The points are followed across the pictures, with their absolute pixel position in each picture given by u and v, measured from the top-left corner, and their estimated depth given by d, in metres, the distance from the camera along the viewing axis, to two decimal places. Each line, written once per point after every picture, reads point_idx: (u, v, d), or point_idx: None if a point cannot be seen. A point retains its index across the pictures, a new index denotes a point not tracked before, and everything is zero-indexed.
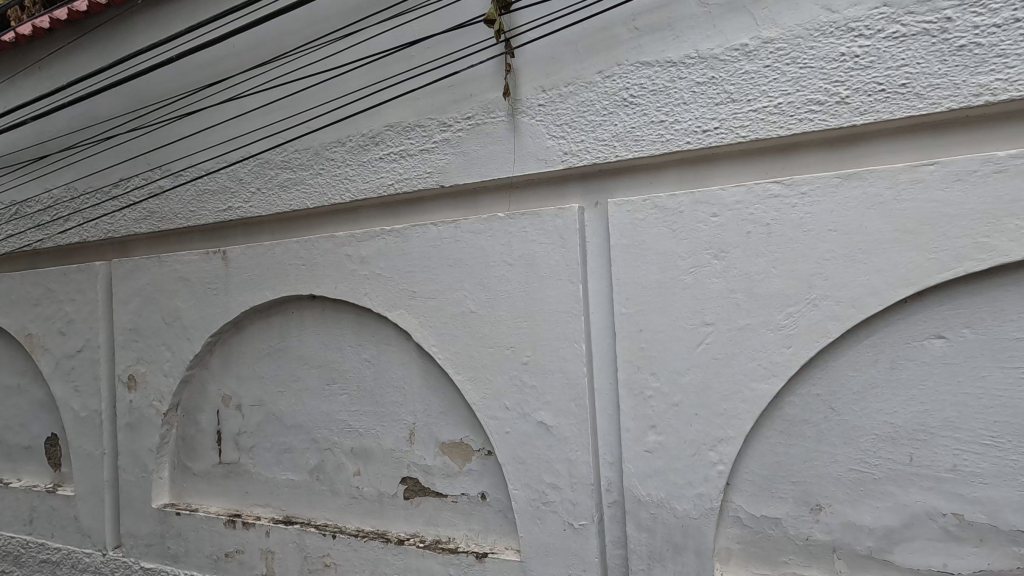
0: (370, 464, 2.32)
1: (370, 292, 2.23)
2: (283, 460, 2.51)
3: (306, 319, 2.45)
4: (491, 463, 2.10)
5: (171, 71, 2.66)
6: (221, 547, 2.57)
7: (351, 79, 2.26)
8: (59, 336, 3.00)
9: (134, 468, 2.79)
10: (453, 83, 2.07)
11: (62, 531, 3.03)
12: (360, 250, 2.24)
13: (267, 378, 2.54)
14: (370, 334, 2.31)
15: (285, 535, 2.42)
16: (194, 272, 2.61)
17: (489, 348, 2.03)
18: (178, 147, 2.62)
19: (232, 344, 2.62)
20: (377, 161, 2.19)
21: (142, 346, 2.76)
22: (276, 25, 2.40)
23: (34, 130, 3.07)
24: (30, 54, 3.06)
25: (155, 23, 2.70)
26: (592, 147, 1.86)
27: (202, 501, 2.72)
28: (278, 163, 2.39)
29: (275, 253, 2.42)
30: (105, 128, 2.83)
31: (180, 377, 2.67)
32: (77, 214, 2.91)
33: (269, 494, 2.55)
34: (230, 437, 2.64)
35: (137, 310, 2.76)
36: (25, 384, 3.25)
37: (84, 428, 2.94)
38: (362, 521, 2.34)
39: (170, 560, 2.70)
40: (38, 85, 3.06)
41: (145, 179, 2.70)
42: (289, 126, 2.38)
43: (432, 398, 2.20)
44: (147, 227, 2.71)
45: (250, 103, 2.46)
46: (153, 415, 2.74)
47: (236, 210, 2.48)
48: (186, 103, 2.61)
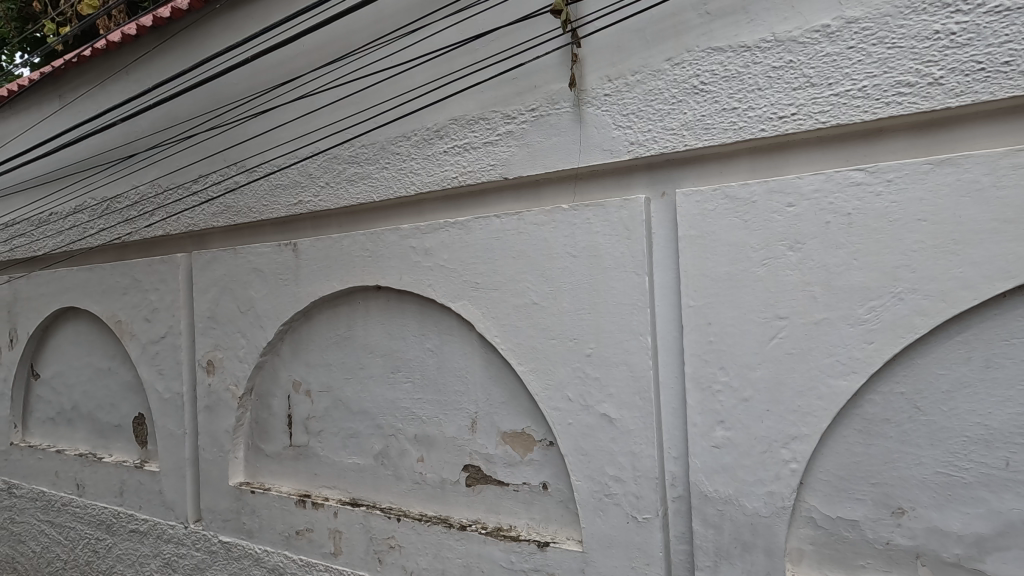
0: (433, 451, 2.38)
1: (434, 283, 2.28)
2: (350, 444, 2.61)
3: (372, 309, 2.53)
4: (553, 454, 2.11)
5: (246, 71, 2.79)
6: (292, 525, 2.69)
7: (417, 74, 2.30)
8: (145, 323, 3.22)
9: (213, 447, 2.97)
10: (518, 75, 2.08)
11: (148, 504, 3.26)
12: (425, 242, 2.29)
13: (334, 365, 2.64)
14: (434, 324, 2.37)
15: (352, 517, 2.52)
16: (267, 263, 2.74)
17: (552, 339, 2.04)
18: (252, 144, 2.76)
19: (302, 332, 2.73)
20: (442, 154, 2.23)
21: (219, 333, 2.92)
22: (344, 24, 2.48)
23: (122, 131, 3.29)
24: (119, 60, 3.28)
25: (231, 26, 2.83)
26: (660, 136, 1.82)
27: (274, 481, 2.86)
28: (346, 158, 2.47)
29: (342, 245, 2.51)
30: (185, 128, 3.01)
31: (254, 363, 2.82)
32: (161, 209, 3.11)
33: (336, 476, 2.66)
34: (300, 421, 2.77)
35: (214, 300, 2.93)
36: (114, 367, 3.51)
37: (167, 409, 3.15)
38: (425, 507, 2.41)
39: (245, 535, 2.86)
40: (125, 89, 3.28)
41: (222, 175, 2.85)
42: (356, 121, 2.45)
43: (494, 388, 2.23)
44: (224, 221, 2.86)
45: (320, 101, 2.55)
46: (229, 398, 2.90)
47: (306, 204, 2.58)
48: (260, 101, 2.74)
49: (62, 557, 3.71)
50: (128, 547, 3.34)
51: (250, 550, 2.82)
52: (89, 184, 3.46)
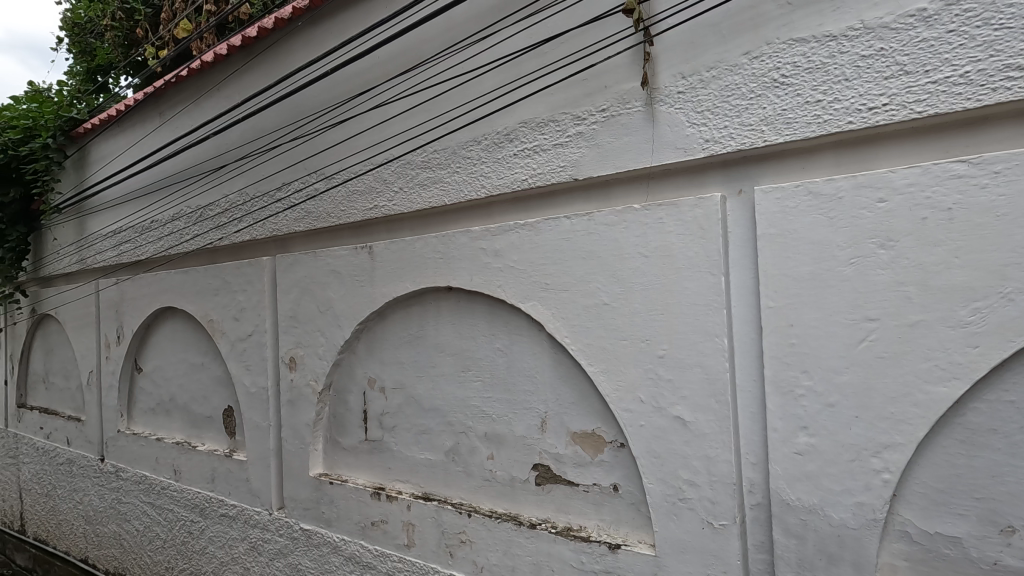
0: (503, 449, 2.42)
1: (504, 284, 2.32)
2: (421, 440, 2.70)
3: (442, 309, 2.60)
4: (624, 455, 2.10)
5: (325, 84, 2.95)
6: (368, 516, 2.81)
7: (487, 79, 2.36)
8: (234, 322, 3.46)
9: (295, 439, 3.15)
10: (588, 76, 2.09)
11: (236, 491, 3.49)
12: (495, 244, 2.34)
13: (407, 364, 2.74)
14: (503, 324, 2.41)
15: (424, 510, 2.60)
16: (344, 265, 2.88)
17: (623, 340, 2.02)
18: (331, 153, 2.91)
19: (376, 331, 2.85)
20: (511, 157, 2.27)
21: (300, 332, 3.09)
22: (417, 35, 2.58)
23: (214, 144, 3.55)
24: (212, 78, 3.54)
25: (312, 42, 3.00)
26: (737, 133, 1.78)
27: (351, 473, 3.00)
28: (419, 163, 2.56)
29: (415, 247, 2.60)
30: (270, 140, 3.21)
31: (332, 360, 2.96)
32: (248, 215, 3.33)
33: (409, 471, 2.75)
34: (375, 416, 2.89)
35: (296, 300, 3.10)
36: (206, 362, 3.79)
37: (253, 402, 3.37)
38: (495, 504, 2.45)
39: (324, 523, 3.01)
40: (217, 105, 3.54)
41: (304, 183, 3.03)
42: (429, 128, 2.54)
43: (564, 388, 2.24)
44: (305, 225, 3.03)
45: (394, 109, 2.66)
46: (309, 393, 3.07)
47: (381, 208, 2.69)
48: (338, 112, 2.88)
49: (161, 536, 4.04)
50: (218, 530, 3.60)
51: (329, 538, 2.96)
52: (186, 193, 3.75)
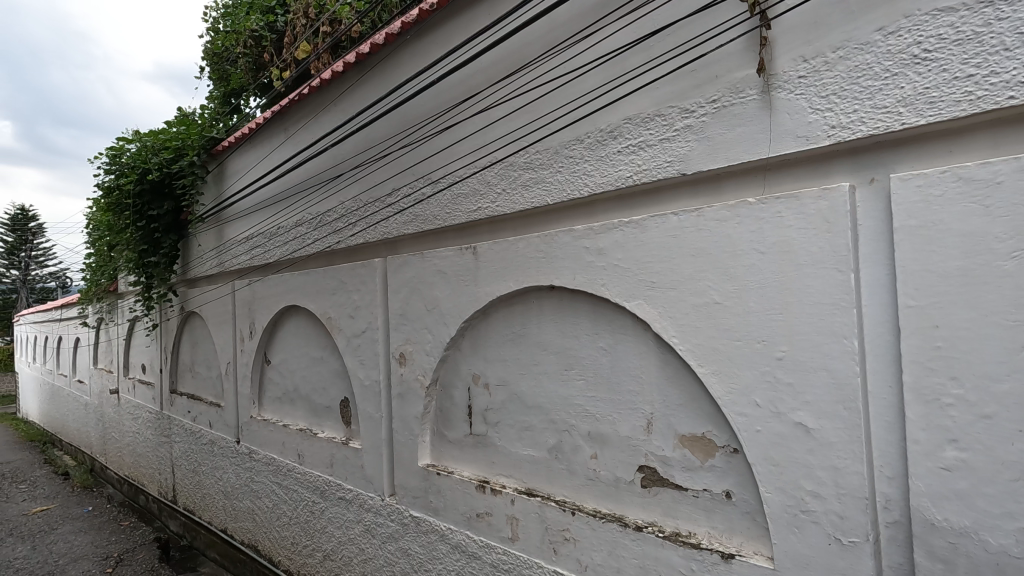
0: (607, 449, 2.40)
1: (608, 282, 2.30)
2: (525, 437, 2.74)
3: (545, 308, 2.64)
4: (738, 461, 2.00)
5: (431, 93, 3.09)
6: (473, 508, 2.90)
7: (591, 78, 2.35)
8: (349, 319, 3.73)
9: (404, 431, 3.33)
10: (697, 67, 2.02)
11: (352, 476, 3.76)
12: (598, 243, 2.33)
13: (510, 361, 2.80)
14: (607, 323, 2.39)
15: (527, 505, 2.64)
16: (450, 266, 3.00)
17: (737, 341, 1.93)
18: (437, 158, 3.04)
19: (480, 329, 2.94)
20: (615, 154, 2.25)
21: (409, 329, 3.27)
22: (520, 39, 2.63)
23: (331, 155, 3.85)
24: (329, 94, 3.84)
25: (419, 53, 3.16)
26: (869, 117, 1.63)
27: (457, 465, 3.12)
28: (521, 165, 2.61)
29: (517, 247, 2.65)
30: (381, 148, 3.42)
31: (439, 356, 3.10)
32: (362, 220, 3.57)
33: (512, 466, 2.81)
34: (479, 412, 2.98)
35: (405, 299, 3.28)
36: (326, 356, 4.12)
37: (367, 394, 3.61)
38: (599, 503, 2.43)
39: (431, 512, 3.15)
40: (334, 118, 3.83)
41: (412, 188, 3.19)
42: (531, 130, 2.58)
43: (671, 389, 2.18)
44: (413, 228, 3.19)
45: (497, 113, 2.73)
46: (418, 387, 3.23)
47: (485, 210, 2.78)
48: (443, 119, 3.01)
49: (287, 514, 4.44)
50: (337, 512, 3.89)
51: (436, 526, 3.10)
52: (308, 201, 4.10)
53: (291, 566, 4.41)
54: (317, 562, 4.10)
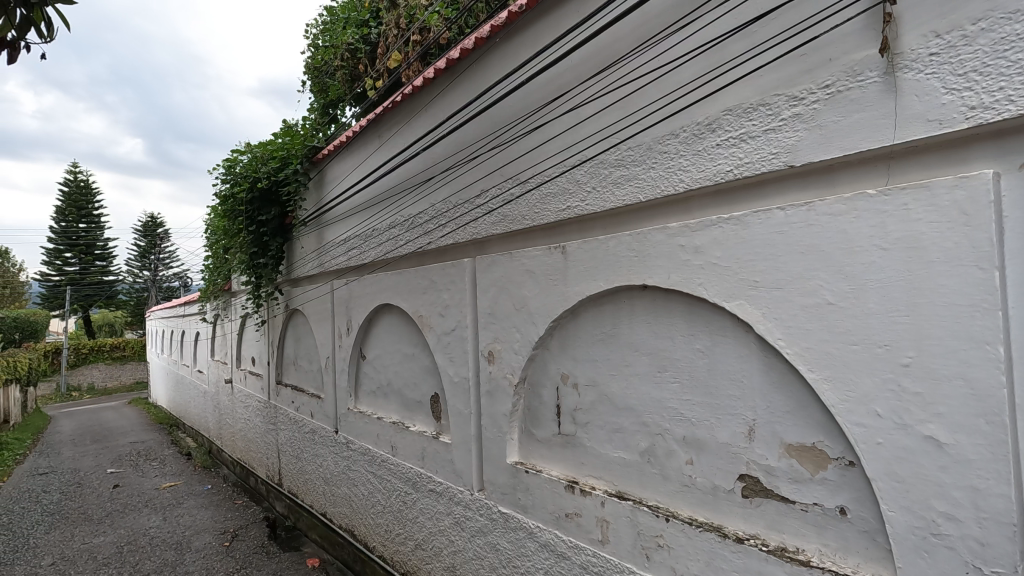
0: (703, 454, 2.30)
1: (705, 282, 2.20)
2: (615, 439, 2.69)
3: (637, 308, 2.57)
4: (854, 475, 1.85)
5: (519, 94, 3.12)
6: (562, 508, 2.89)
7: (687, 69, 2.28)
8: (440, 317, 3.84)
9: (493, 427, 3.38)
10: (808, 51, 1.90)
11: (442, 470, 3.88)
12: (695, 240, 2.23)
13: (600, 362, 2.77)
14: (704, 324, 2.29)
15: (618, 508, 2.58)
16: (538, 265, 3.01)
17: (854, 345, 1.78)
18: (526, 159, 3.07)
19: (569, 329, 2.93)
20: (714, 148, 2.16)
21: (498, 328, 3.31)
22: (611, 35, 2.60)
23: (422, 159, 4.00)
24: (420, 100, 3.98)
25: (508, 55, 3.21)
26: (1018, 94, 1.45)
27: (545, 464, 3.12)
28: (612, 162, 2.57)
29: (608, 246, 2.61)
30: (471, 151, 3.50)
31: (528, 355, 3.12)
32: (452, 221, 3.68)
33: (602, 467, 2.77)
34: (568, 411, 2.97)
35: (494, 298, 3.33)
36: (417, 352, 4.28)
37: (457, 391, 3.70)
38: (695, 511, 2.34)
39: (520, 509, 3.18)
40: (425, 123, 3.97)
41: (501, 189, 3.24)
42: (623, 126, 2.53)
43: (776, 394, 2.06)
44: (501, 228, 3.24)
45: (588, 111, 2.71)
46: (507, 385, 3.26)
47: (575, 209, 2.76)
48: (531, 119, 3.03)
49: (381, 502, 4.66)
50: (428, 503, 4.03)
51: (525, 524, 3.12)
52: (401, 204, 4.28)
53: (385, 552, 4.63)
54: (410, 551, 4.27)
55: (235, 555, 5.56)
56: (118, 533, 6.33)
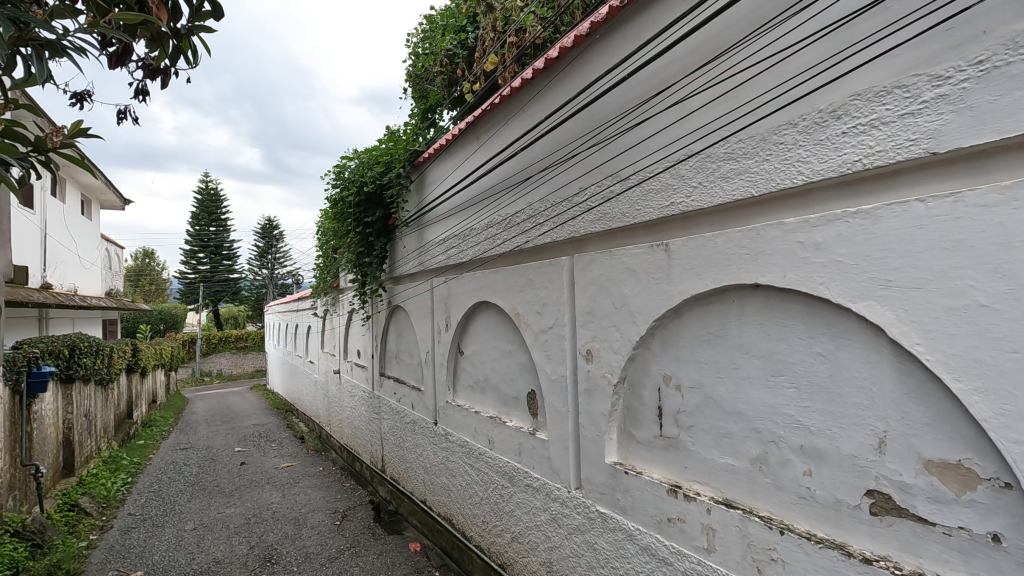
0: (824, 466, 2.14)
1: (828, 281, 2.04)
2: (722, 444, 2.58)
3: (748, 307, 2.45)
4: (1011, 499, 1.64)
5: (620, 90, 3.09)
6: (664, 511, 2.81)
7: (808, 54, 2.14)
8: (537, 315, 3.88)
9: (592, 426, 3.37)
10: (955, 25, 1.71)
11: (539, 466, 3.92)
12: (815, 236, 2.09)
13: (706, 363, 2.67)
14: (825, 325, 2.14)
15: (726, 517, 2.47)
16: (639, 263, 2.95)
17: (1011, 353, 1.58)
18: (627, 156, 3.03)
19: (672, 328, 2.85)
20: (839, 136, 2.01)
21: (596, 326, 3.29)
22: (721, 22, 2.49)
23: (520, 159, 4.07)
24: (518, 101, 4.05)
25: (608, 51, 3.17)
26: None
27: (645, 466, 3.06)
28: (721, 156, 2.47)
29: (715, 243, 2.50)
30: (569, 150, 3.51)
31: (628, 355, 3.06)
32: (549, 220, 3.71)
33: (708, 473, 2.66)
34: (671, 413, 2.89)
35: (592, 297, 3.31)
36: (514, 349, 4.36)
37: (554, 388, 3.72)
38: (814, 526, 2.18)
39: (619, 510, 3.14)
40: (523, 123, 4.03)
41: (601, 187, 3.22)
42: (733, 118, 2.43)
43: (913, 404, 1.87)
44: (600, 226, 3.22)
45: (694, 104, 2.62)
46: (606, 385, 3.23)
47: (679, 205, 2.68)
48: (633, 115, 2.98)
49: (479, 494, 4.80)
50: (524, 498, 4.10)
51: (624, 525, 3.08)
52: (499, 204, 4.38)
53: (482, 542, 4.77)
54: (506, 543, 4.36)
55: (345, 534, 5.98)
56: (246, 506, 7.03)
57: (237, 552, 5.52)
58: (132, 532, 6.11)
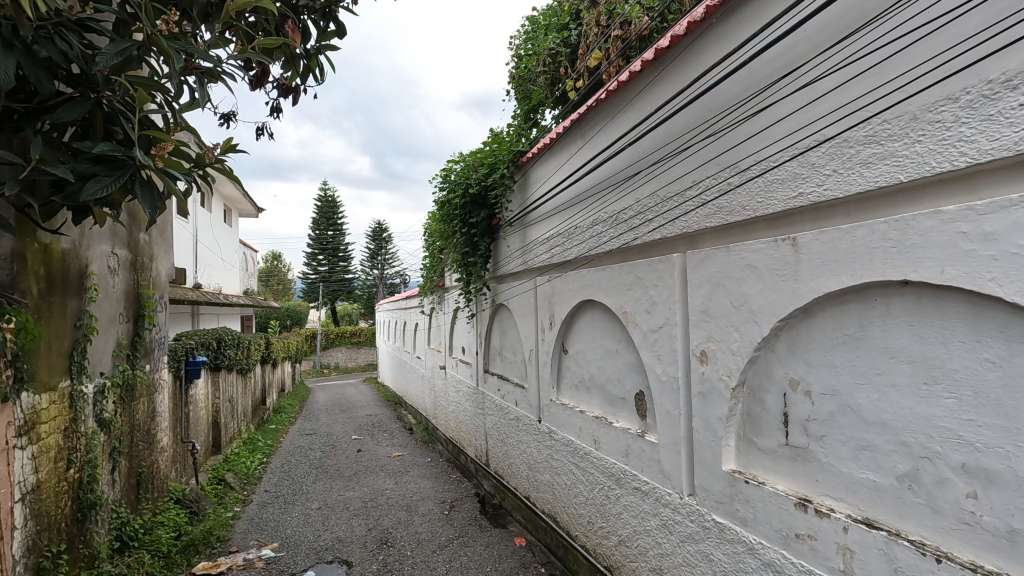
0: (994, 488, 1.87)
1: (1000, 276, 1.78)
2: (863, 457, 2.34)
3: (894, 307, 2.20)
4: None
5: (740, 76, 2.91)
6: (791, 526, 2.61)
7: (972, 19, 1.88)
8: (646, 314, 3.77)
9: (707, 431, 3.21)
10: None
11: (649, 469, 3.80)
12: (982, 226, 1.83)
13: (842, 368, 2.44)
14: (995, 327, 1.87)
15: (867, 538, 2.24)
16: (762, 259, 2.76)
17: None
18: (747, 145, 2.85)
19: (800, 329, 2.64)
20: (1014, 109, 1.74)
21: (712, 326, 3.12)
22: None
23: (628, 154, 3.98)
24: (625, 95, 3.96)
25: (725, 35, 3.00)
26: None
27: (768, 476, 2.86)
28: (860, 139, 2.24)
29: (853, 236, 2.28)
30: (682, 142, 3.38)
31: (748, 357, 2.88)
32: (660, 215, 3.59)
33: (844, 488, 2.43)
34: (800, 421, 2.67)
35: (708, 295, 3.15)
36: (621, 348, 4.28)
37: (665, 390, 3.59)
38: (979, 556, 1.91)
39: (738, 521, 2.96)
40: (630, 117, 3.94)
41: (718, 179, 3.06)
42: (875, 97, 2.20)
43: None
44: (716, 221, 3.05)
45: (827, 84, 2.41)
46: (723, 388, 3.06)
47: (808, 195, 2.47)
48: (756, 101, 2.80)
49: (584, 493, 4.77)
50: (632, 501, 4.00)
51: (745, 537, 2.90)
52: (605, 201, 4.32)
53: (587, 542, 4.73)
54: (613, 545, 4.28)
55: (453, 523, 6.21)
56: (363, 491, 7.54)
57: (357, 532, 5.94)
58: (268, 507, 6.79)
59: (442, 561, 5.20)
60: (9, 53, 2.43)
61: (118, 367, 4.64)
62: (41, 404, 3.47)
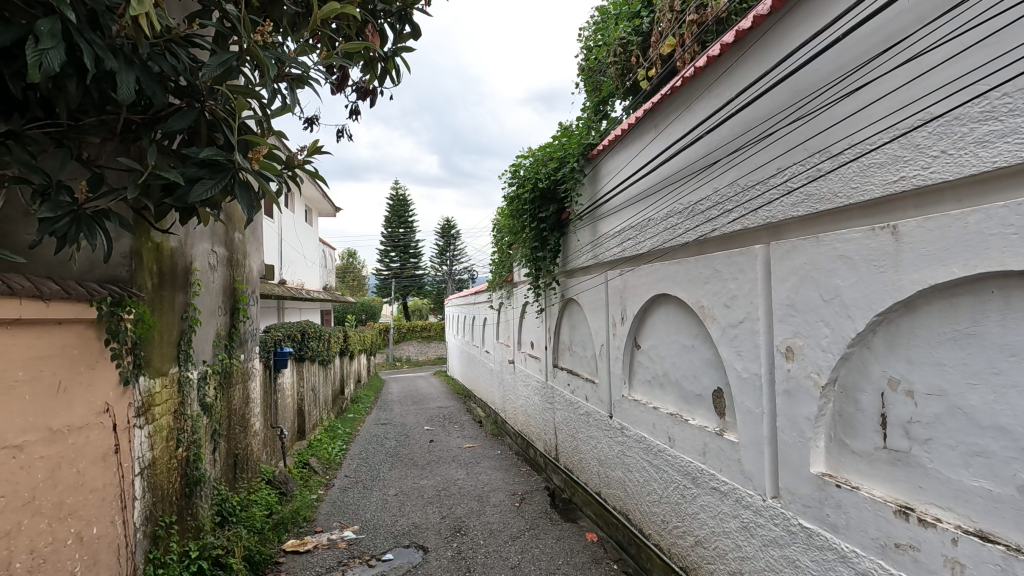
0: None
1: None
2: (976, 464, 2.15)
3: (1014, 301, 2.00)
4: None
5: (831, 55, 2.74)
6: (890, 536, 2.43)
7: None
8: (725, 309, 3.63)
9: (793, 431, 3.05)
10: None
11: (728, 469, 3.67)
12: None
13: (950, 366, 2.25)
14: None
15: (981, 552, 2.05)
16: (856, 250, 2.58)
17: None
18: (840, 128, 2.68)
19: (901, 324, 2.45)
20: None
21: (799, 321, 2.96)
22: None
23: (705, 143, 3.84)
24: (701, 80, 3.82)
25: (814, 12, 2.83)
26: None
27: (863, 481, 2.68)
28: (975, 116, 2.05)
29: (965, 223, 2.09)
30: (765, 128, 3.22)
31: (840, 354, 2.71)
32: (740, 205, 3.44)
33: (953, 497, 2.23)
34: (900, 423, 2.49)
35: (794, 288, 2.99)
36: (697, 344, 4.15)
37: (746, 387, 3.44)
38: None
39: (828, 526, 2.80)
40: (708, 103, 3.80)
41: (806, 165, 2.89)
42: (992, 70, 2.00)
43: None
44: (804, 210, 2.89)
45: (933, 58, 2.22)
46: (811, 386, 2.90)
47: (911, 179, 2.28)
48: (850, 81, 2.62)
49: (658, 491, 4.67)
50: (710, 501, 3.88)
51: (835, 545, 2.73)
52: (681, 192, 4.20)
53: (662, 542, 4.63)
54: (689, 546, 4.17)
55: (524, 515, 6.28)
56: (436, 480, 7.77)
57: (432, 519, 6.13)
58: (349, 492, 7.15)
59: (514, 551, 5.27)
60: (130, 69, 2.68)
61: (217, 356, 5.04)
62: (155, 387, 3.83)
